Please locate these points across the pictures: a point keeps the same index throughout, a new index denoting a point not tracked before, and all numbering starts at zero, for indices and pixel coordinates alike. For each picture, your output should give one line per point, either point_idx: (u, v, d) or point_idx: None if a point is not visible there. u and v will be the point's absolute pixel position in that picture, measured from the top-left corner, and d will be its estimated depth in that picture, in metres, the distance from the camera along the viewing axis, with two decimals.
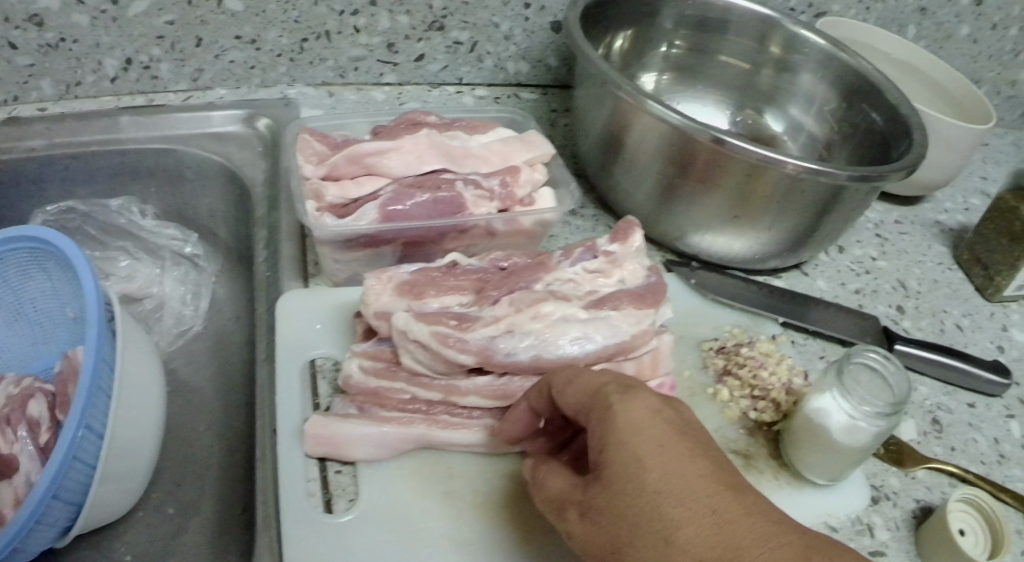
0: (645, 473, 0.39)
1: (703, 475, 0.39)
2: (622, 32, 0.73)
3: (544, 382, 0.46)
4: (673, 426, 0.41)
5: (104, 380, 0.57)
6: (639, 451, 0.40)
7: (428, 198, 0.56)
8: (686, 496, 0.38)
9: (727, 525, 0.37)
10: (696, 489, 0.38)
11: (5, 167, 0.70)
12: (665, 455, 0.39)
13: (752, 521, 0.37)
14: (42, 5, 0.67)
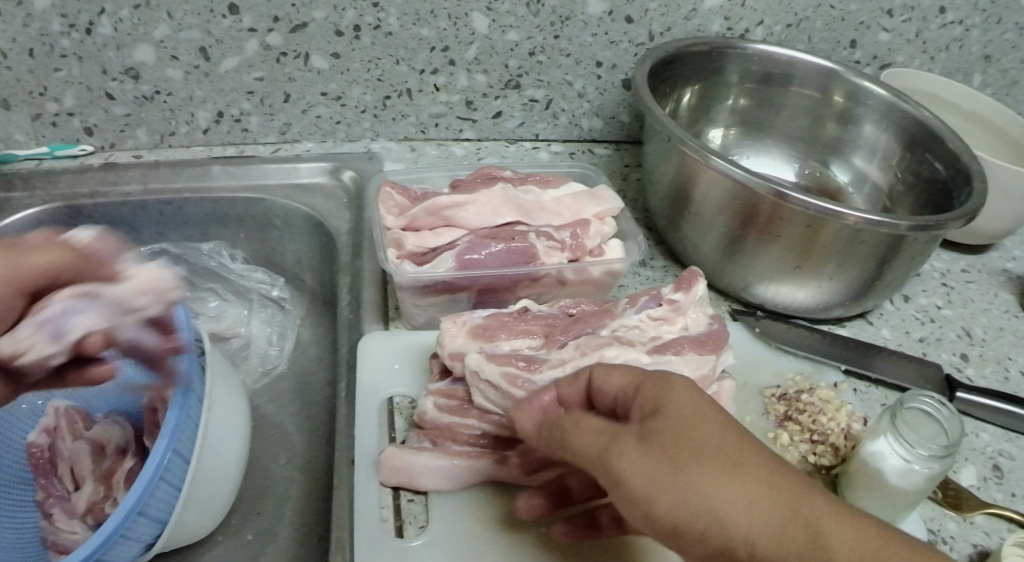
0: (699, 438, 0.38)
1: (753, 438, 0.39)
2: (688, 88, 0.75)
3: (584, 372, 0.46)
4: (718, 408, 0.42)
5: (194, 408, 0.61)
6: (686, 426, 0.39)
7: (501, 247, 0.59)
8: (743, 441, 0.38)
9: (784, 501, 0.36)
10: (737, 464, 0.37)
11: (102, 211, 0.76)
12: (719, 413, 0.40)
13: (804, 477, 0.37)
14: (139, 59, 0.74)
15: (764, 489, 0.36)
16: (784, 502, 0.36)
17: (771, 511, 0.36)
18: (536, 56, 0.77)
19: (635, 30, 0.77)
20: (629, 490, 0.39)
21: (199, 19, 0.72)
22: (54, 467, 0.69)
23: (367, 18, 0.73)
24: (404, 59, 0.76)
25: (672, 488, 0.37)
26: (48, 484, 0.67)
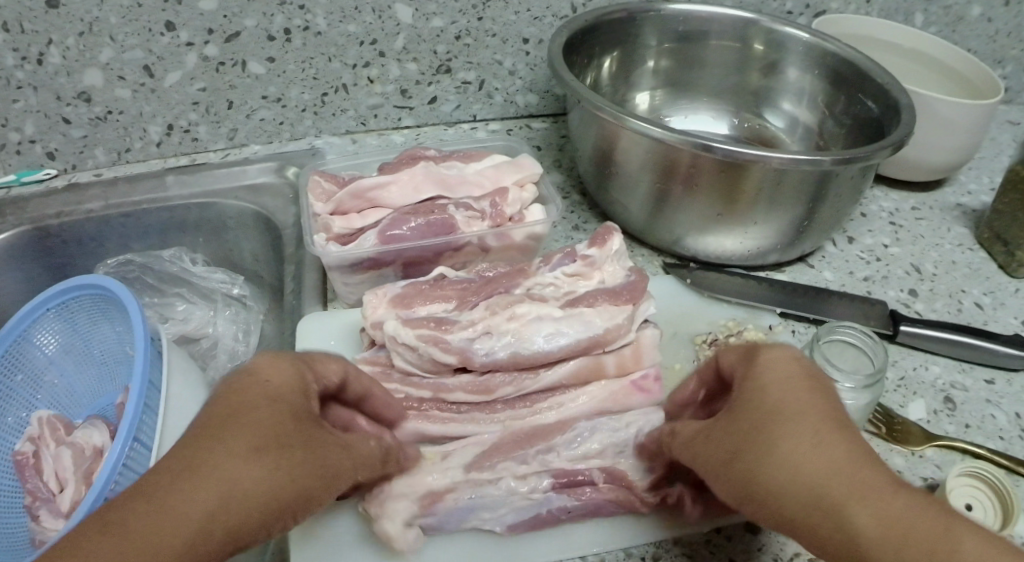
0: (774, 423, 0.41)
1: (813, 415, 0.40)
2: (608, 55, 0.76)
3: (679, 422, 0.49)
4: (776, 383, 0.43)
5: (152, 399, 0.65)
6: (786, 399, 0.42)
7: (420, 222, 0.61)
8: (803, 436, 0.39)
9: (871, 459, 0.38)
10: (838, 429, 0.39)
11: (68, 229, 0.78)
12: (784, 408, 0.41)
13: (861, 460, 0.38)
14: (88, 83, 0.75)
15: (837, 457, 0.38)
16: (868, 460, 0.38)
17: (843, 470, 0.38)
18: (462, 40, 0.78)
19: (557, 3, 0.77)
20: (765, 485, 0.39)
21: (140, 39, 0.73)
22: (39, 473, 0.72)
23: (296, 21, 0.74)
24: (335, 56, 0.77)
25: (799, 471, 0.38)
26: (34, 489, 0.71)
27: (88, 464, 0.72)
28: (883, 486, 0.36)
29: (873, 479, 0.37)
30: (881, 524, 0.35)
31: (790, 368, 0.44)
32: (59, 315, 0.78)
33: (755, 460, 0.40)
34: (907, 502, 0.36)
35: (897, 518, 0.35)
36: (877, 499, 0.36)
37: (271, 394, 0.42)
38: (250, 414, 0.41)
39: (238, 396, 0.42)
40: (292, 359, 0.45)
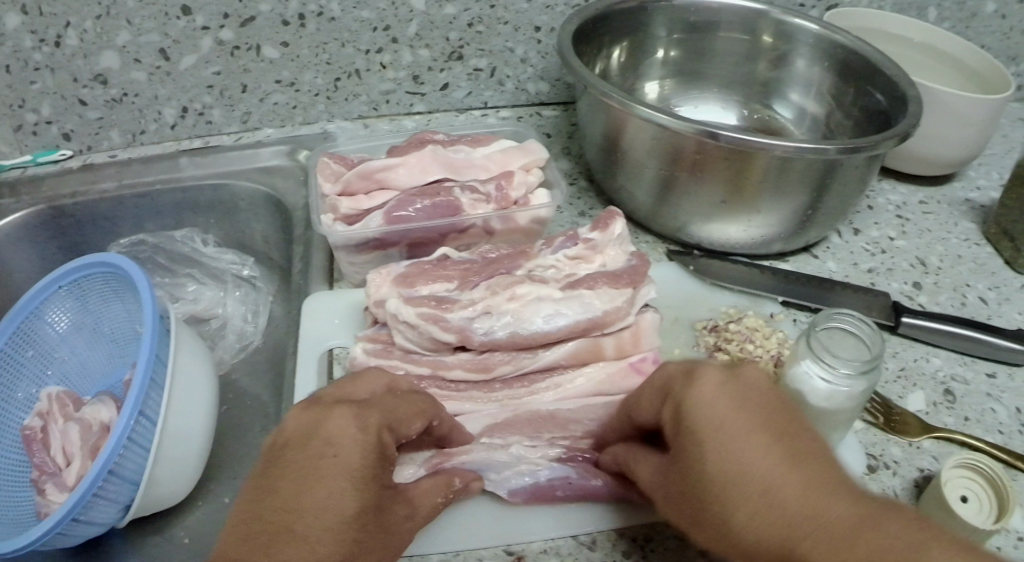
0: (710, 447, 0.45)
1: (752, 429, 0.45)
2: (618, 44, 0.76)
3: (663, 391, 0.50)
4: (733, 405, 0.46)
5: (158, 374, 0.67)
6: (726, 420, 0.45)
7: (426, 203, 0.62)
8: (740, 459, 0.44)
9: (803, 454, 0.44)
10: (767, 431, 0.45)
11: (83, 208, 0.80)
12: (730, 431, 0.45)
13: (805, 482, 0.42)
14: (105, 66, 0.77)
15: (760, 464, 0.43)
16: (801, 459, 0.43)
17: (798, 487, 0.42)
18: (474, 27, 0.79)
19: None
20: (716, 510, 0.44)
21: (156, 23, 0.75)
22: (47, 447, 0.73)
23: (310, 7, 0.75)
24: (348, 41, 0.78)
25: (734, 483, 0.43)
26: (41, 463, 0.72)
27: (93, 439, 0.73)
28: (804, 480, 0.42)
29: (805, 483, 0.42)
30: (786, 522, 0.41)
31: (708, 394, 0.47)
32: (70, 293, 0.79)
33: (700, 479, 0.45)
34: (818, 501, 0.41)
35: (810, 509, 0.41)
36: (798, 498, 0.42)
37: (364, 462, 0.44)
38: (340, 477, 0.43)
39: (333, 459, 0.44)
40: (379, 423, 0.46)
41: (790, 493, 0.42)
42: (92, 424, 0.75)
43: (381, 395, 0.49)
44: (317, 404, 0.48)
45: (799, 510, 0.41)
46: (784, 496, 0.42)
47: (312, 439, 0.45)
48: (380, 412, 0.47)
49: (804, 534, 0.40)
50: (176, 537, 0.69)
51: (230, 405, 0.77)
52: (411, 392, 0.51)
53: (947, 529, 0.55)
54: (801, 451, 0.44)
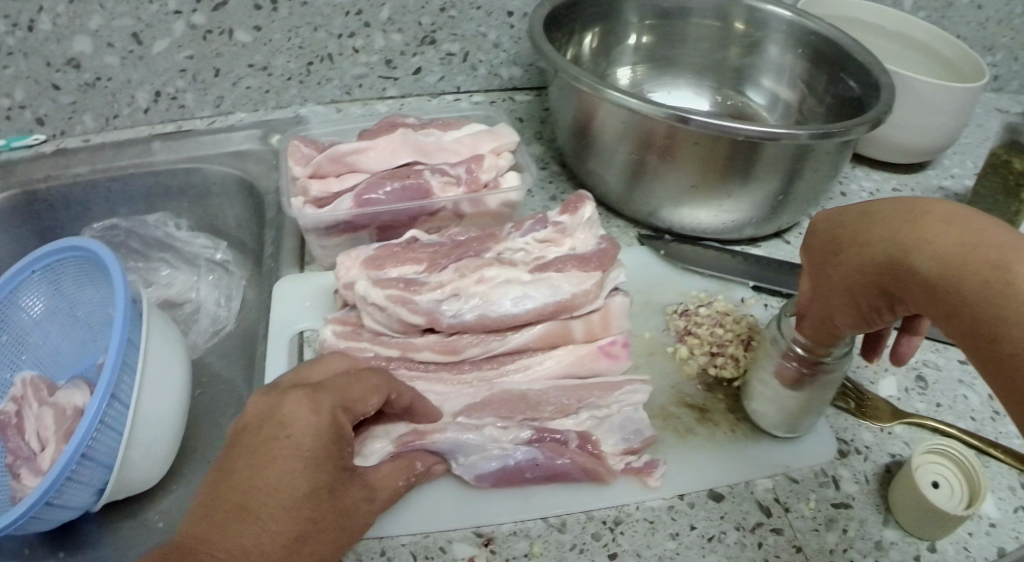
0: (849, 234, 0.45)
1: (934, 226, 0.40)
2: (590, 30, 0.76)
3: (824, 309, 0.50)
4: (900, 210, 0.42)
5: (130, 358, 0.66)
6: (859, 214, 0.45)
7: (396, 186, 0.62)
8: (920, 244, 0.40)
9: (920, 212, 0.41)
10: (861, 219, 0.45)
11: (56, 192, 0.79)
12: (911, 218, 0.41)
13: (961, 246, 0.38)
14: (78, 49, 0.76)
15: (900, 218, 0.42)
16: (926, 214, 0.41)
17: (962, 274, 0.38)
18: (446, 12, 0.79)
19: None
20: (845, 263, 0.45)
21: (130, 6, 0.74)
22: (21, 432, 0.73)
23: None
24: (321, 26, 0.78)
25: (872, 250, 0.43)
26: (16, 448, 0.72)
27: (65, 424, 0.73)
28: (945, 228, 0.39)
29: (943, 227, 0.39)
30: (944, 256, 0.38)
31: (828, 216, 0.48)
32: (44, 278, 0.79)
33: (841, 275, 0.45)
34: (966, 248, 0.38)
35: (963, 245, 0.38)
36: (950, 237, 0.39)
37: (319, 444, 0.45)
38: (293, 460, 0.44)
39: (284, 441, 0.44)
40: (332, 404, 0.46)
41: (914, 230, 0.41)
42: (63, 409, 0.74)
43: (335, 374, 0.49)
44: (277, 390, 0.48)
45: (960, 239, 0.38)
46: (917, 235, 0.40)
47: (267, 422, 0.45)
48: (332, 394, 0.47)
49: (965, 259, 0.37)
50: (149, 522, 0.69)
51: (203, 390, 0.77)
52: (367, 370, 0.50)
53: (916, 515, 0.55)
54: (915, 211, 0.42)
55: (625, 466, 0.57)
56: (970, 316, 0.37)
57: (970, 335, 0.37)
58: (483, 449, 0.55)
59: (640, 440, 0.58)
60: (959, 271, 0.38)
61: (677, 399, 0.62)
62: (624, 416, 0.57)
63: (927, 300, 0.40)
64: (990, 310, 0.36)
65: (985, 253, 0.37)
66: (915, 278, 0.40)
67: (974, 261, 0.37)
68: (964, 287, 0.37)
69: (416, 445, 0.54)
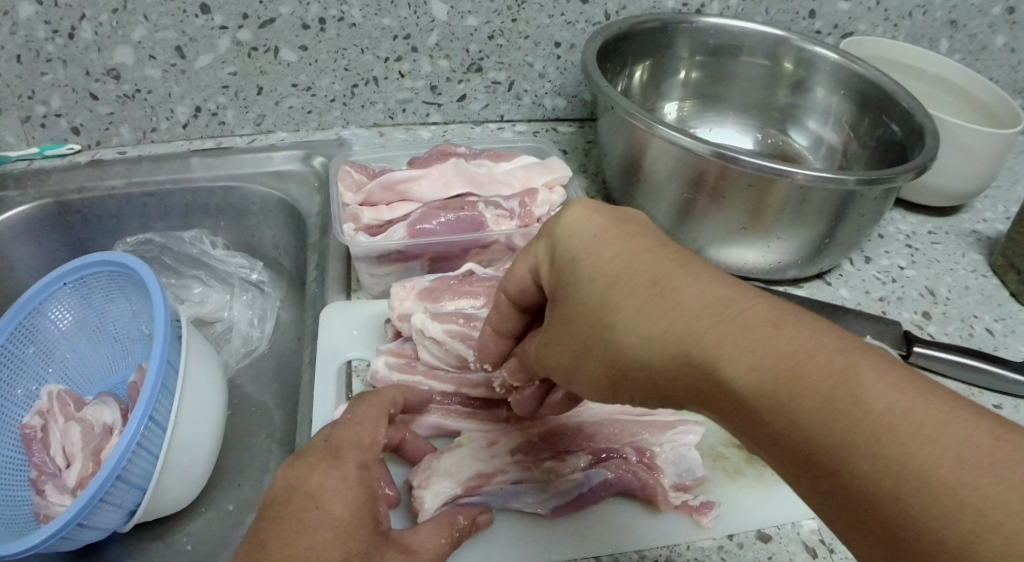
0: (618, 304, 0.39)
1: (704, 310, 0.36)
2: (641, 64, 0.76)
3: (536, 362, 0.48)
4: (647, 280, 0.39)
5: (169, 380, 0.65)
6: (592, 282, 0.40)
7: (450, 217, 0.62)
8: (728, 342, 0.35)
9: (789, 314, 0.35)
10: (648, 293, 0.38)
11: (90, 204, 0.78)
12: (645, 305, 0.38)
13: (771, 335, 0.34)
14: (119, 60, 0.75)
15: (693, 306, 0.37)
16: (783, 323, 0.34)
17: (779, 378, 0.33)
18: (494, 40, 0.78)
19: (591, 9, 0.78)
20: (621, 341, 0.39)
21: (173, 19, 0.73)
22: (47, 448, 0.72)
23: (331, 11, 0.74)
24: (368, 48, 0.77)
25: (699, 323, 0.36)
26: (40, 463, 0.70)
27: (93, 442, 0.72)
28: (807, 343, 0.33)
29: (802, 336, 0.34)
30: (760, 369, 0.34)
31: (591, 220, 0.42)
32: (76, 289, 0.77)
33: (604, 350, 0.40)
34: (896, 395, 0.31)
35: (815, 359, 0.33)
36: (764, 344, 0.34)
37: (347, 510, 0.45)
38: (325, 532, 0.43)
39: (316, 512, 0.44)
40: (355, 465, 0.47)
41: (772, 334, 0.34)
42: (91, 426, 0.73)
43: (351, 433, 0.50)
44: (300, 458, 0.47)
45: (769, 346, 0.34)
46: (720, 333, 0.35)
47: (297, 496, 0.45)
48: (354, 454, 0.48)
49: (767, 373, 0.33)
50: (177, 543, 0.68)
51: (235, 411, 0.76)
52: (368, 405, 0.52)
53: None
54: (720, 299, 0.36)
55: (681, 503, 0.56)
56: (793, 447, 0.33)
57: (792, 456, 0.33)
58: (553, 485, 0.56)
59: (691, 478, 0.58)
60: (784, 392, 0.33)
61: (726, 439, 0.62)
62: (673, 450, 0.58)
63: (709, 403, 0.36)
64: (819, 450, 0.32)
65: (832, 380, 0.32)
66: (709, 376, 0.35)
67: (800, 382, 0.33)
68: (801, 408, 0.32)
69: (481, 491, 0.55)
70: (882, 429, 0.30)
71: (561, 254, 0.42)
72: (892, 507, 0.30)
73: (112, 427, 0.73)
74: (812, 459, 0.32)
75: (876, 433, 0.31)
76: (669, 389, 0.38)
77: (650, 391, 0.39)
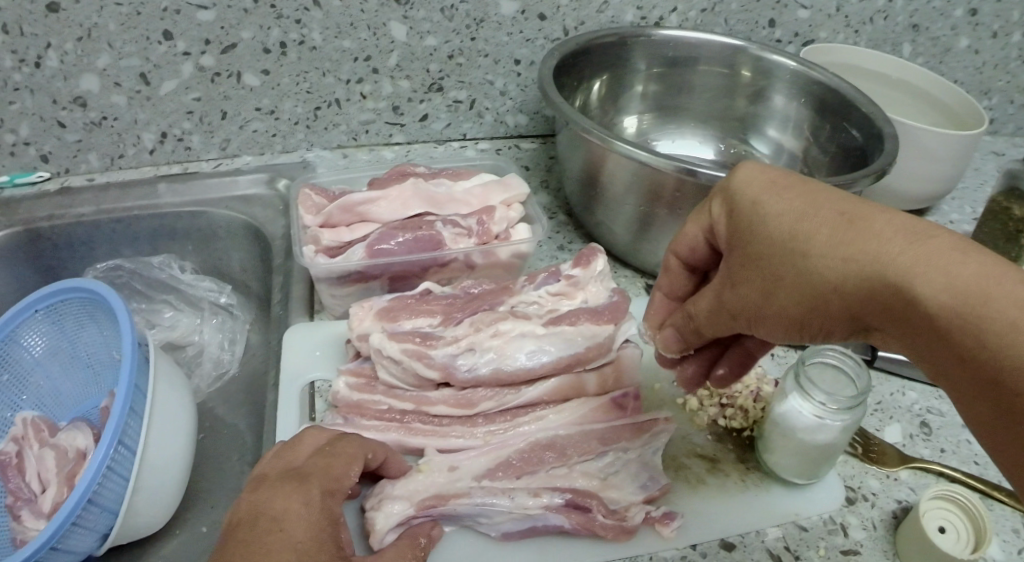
0: (806, 234, 0.42)
1: (852, 251, 0.40)
2: (598, 78, 0.77)
3: (727, 203, 0.47)
4: (832, 222, 0.41)
5: (137, 404, 0.66)
6: (821, 202, 0.43)
7: (408, 237, 0.63)
8: (942, 263, 0.36)
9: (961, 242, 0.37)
10: (837, 221, 0.41)
11: (60, 232, 0.79)
12: (901, 239, 0.39)
13: (898, 244, 0.38)
14: (85, 88, 0.76)
15: (909, 236, 0.38)
16: (927, 234, 0.38)
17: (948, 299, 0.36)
18: (455, 59, 0.79)
19: (549, 26, 0.79)
20: (804, 265, 0.42)
21: (137, 47, 0.74)
22: (23, 473, 0.72)
23: (292, 35, 0.75)
24: (330, 71, 0.78)
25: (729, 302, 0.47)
26: (17, 489, 0.70)
27: (64, 469, 0.71)
28: (907, 223, 0.39)
29: (985, 266, 0.35)
30: (952, 286, 0.36)
31: (893, 221, 0.40)
32: (47, 316, 0.78)
33: (784, 281, 0.43)
34: (968, 247, 0.37)
35: (980, 281, 0.35)
36: (853, 243, 0.40)
37: (310, 536, 0.45)
38: (287, 551, 0.43)
39: (280, 534, 0.44)
40: (320, 491, 0.48)
41: (874, 211, 0.41)
42: (63, 450, 0.73)
43: (316, 460, 0.51)
44: (264, 482, 0.49)
45: (974, 271, 0.35)
46: (912, 256, 0.37)
47: (259, 518, 0.46)
48: (318, 480, 0.48)
49: (982, 293, 0.35)
50: None
51: (207, 433, 0.76)
52: (344, 442, 0.53)
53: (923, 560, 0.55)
54: (913, 230, 0.39)
55: (646, 516, 0.56)
56: (976, 361, 0.35)
57: (869, 292, 0.39)
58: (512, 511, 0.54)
59: (657, 488, 0.57)
60: (978, 311, 0.34)
61: (690, 450, 0.63)
62: (642, 461, 0.58)
63: (907, 322, 0.38)
64: (1004, 363, 0.34)
65: (994, 286, 0.35)
66: (909, 303, 0.37)
67: (1001, 302, 0.34)
68: (939, 318, 0.36)
69: (437, 511, 0.54)
70: (922, 276, 0.37)
71: (740, 206, 0.46)
72: (955, 329, 0.35)
73: (84, 451, 0.72)
74: (903, 287, 0.37)
75: (918, 277, 0.37)
76: (853, 315, 0.41)
77: (836, 315, 0.42)
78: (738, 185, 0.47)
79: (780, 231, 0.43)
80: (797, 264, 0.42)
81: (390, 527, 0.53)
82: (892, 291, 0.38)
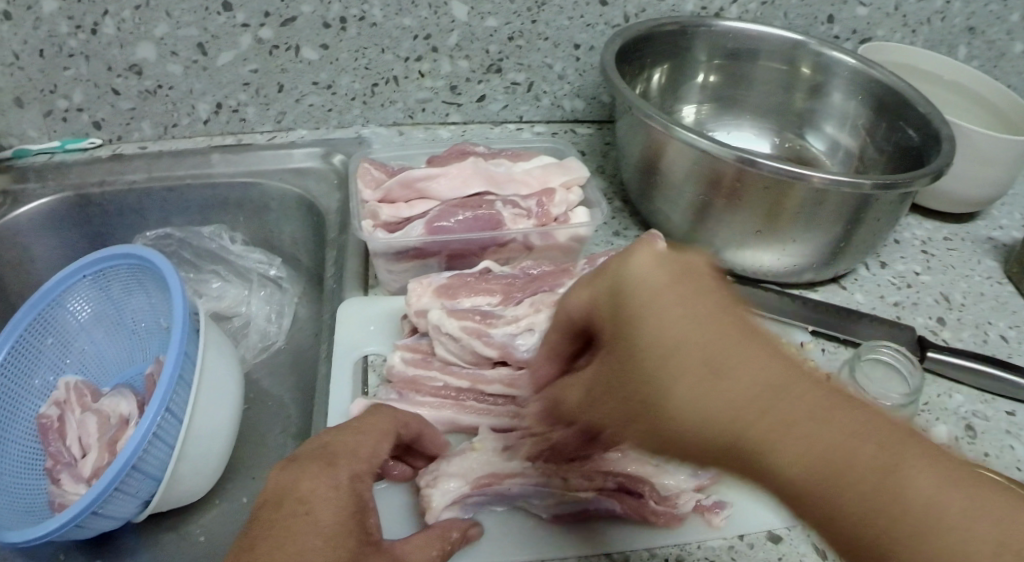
0: (656, 373, 0.36)
1: (748, 391, 0.33)
2: (659, 67, 0.77)
3: (610, 277, 0.39)
4: (700, 355, 0.34)
5: (186, 372, 0.65)
6: (671, 334, 0.35)
7: (468, 215, 0.62)
8: (826, 444, 0.31)
9: (841, 405, 0.32)
10: (700, 369, 0.34)
11: (112, 198, 0.79)
12: (798, 417, 0.32)
13: (806, 402, 0.32)
14: (141, 56, 0.76)
15: (814, 421, 0.32)
16: (836, 405, 0.32)
17: (847, 466, 0.31)
18: (514, 41, 0.79)
19: (609, 11, 0.78)
20: (666, 414, 0.35)
21: (196, 17, 0.74)
22: (63, 437, 0.70)
23: (353, 10, 0.75)
24: (388, 48, 0.78)
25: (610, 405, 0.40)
26: (56, 453, 0.69)
27: (109, 436, 0.70)
28: (773, 371, 0.33)
29: (854, 426, 0.32)
30: (806, 459, 0.32)
31: (756, 368, 0.34)
32: (95, 282, 0.76)
33: (648, 411, 0.36)
34: (883, 434, 0.31)
35: (847, 448, 0.31)
36: (721, 400, 0.33)
37: (337, 519, 0.45)
38: (314, 535, 0.43)
39: (305, 515, 0.44)
40: (348, 473, 0.47)
41: (734, 351, 0.34)
42: (108, 416, 0.72)
43: (343, 437, 0.50)
44: (290, 458, 0.48)
45: (841, 441, 0.31)
46: (776, 414, 0.32)
47: (284, 499, 0.45)
48: (344, 461, 0.48)
49: (838, 471, 0.31)
50: (191, 534, 0.68)
51: (251, 404, 0.77)
52: (373, 416, 0.52)
53: None
54: (820, 403, 0.32)
55: (695, 504, 0.55)
56: (835, 528, 0.31)
57: (705, 450, 0.34)
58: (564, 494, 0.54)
59: (707, 477, 0.56)
60: (834, 485, 0.31)
61: None
62: (695, 451, 0.57)
63: (784, 500, 0.33)
64: (889, 544, 0.30)
65: (885, 466, 0.30)
66: (758, 470, 0.33)
67: (876, 494, 0.30)
68: (840, 504, 0.31)
69: (490, 489, 0.54)
70: (810, 450, 0.32)
71: (623, 303, 0.38)
72: (827, 512, 0.31)
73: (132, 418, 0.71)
74: (839, 481, 0.31)
75: (801, 456, 0.32)
76: (717, 457, 0.35)
77: (689, 452, 0.35)
78: (624, 269, 0.38)
79: (649, 348, 0.36)
80: (655, 411, 0.36)
81: (446, 502, 0.53)
82: (740, 455, 0.33)
